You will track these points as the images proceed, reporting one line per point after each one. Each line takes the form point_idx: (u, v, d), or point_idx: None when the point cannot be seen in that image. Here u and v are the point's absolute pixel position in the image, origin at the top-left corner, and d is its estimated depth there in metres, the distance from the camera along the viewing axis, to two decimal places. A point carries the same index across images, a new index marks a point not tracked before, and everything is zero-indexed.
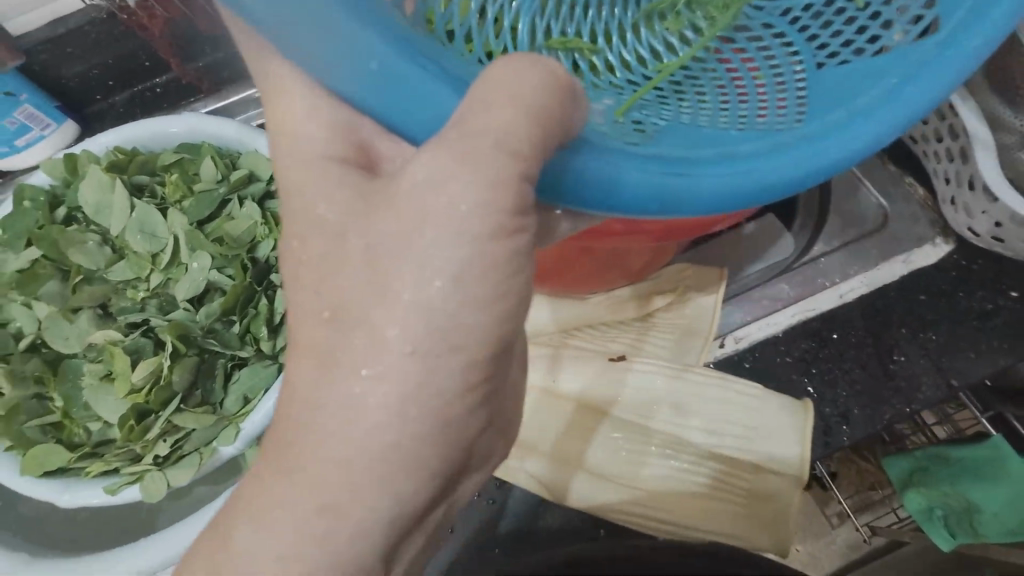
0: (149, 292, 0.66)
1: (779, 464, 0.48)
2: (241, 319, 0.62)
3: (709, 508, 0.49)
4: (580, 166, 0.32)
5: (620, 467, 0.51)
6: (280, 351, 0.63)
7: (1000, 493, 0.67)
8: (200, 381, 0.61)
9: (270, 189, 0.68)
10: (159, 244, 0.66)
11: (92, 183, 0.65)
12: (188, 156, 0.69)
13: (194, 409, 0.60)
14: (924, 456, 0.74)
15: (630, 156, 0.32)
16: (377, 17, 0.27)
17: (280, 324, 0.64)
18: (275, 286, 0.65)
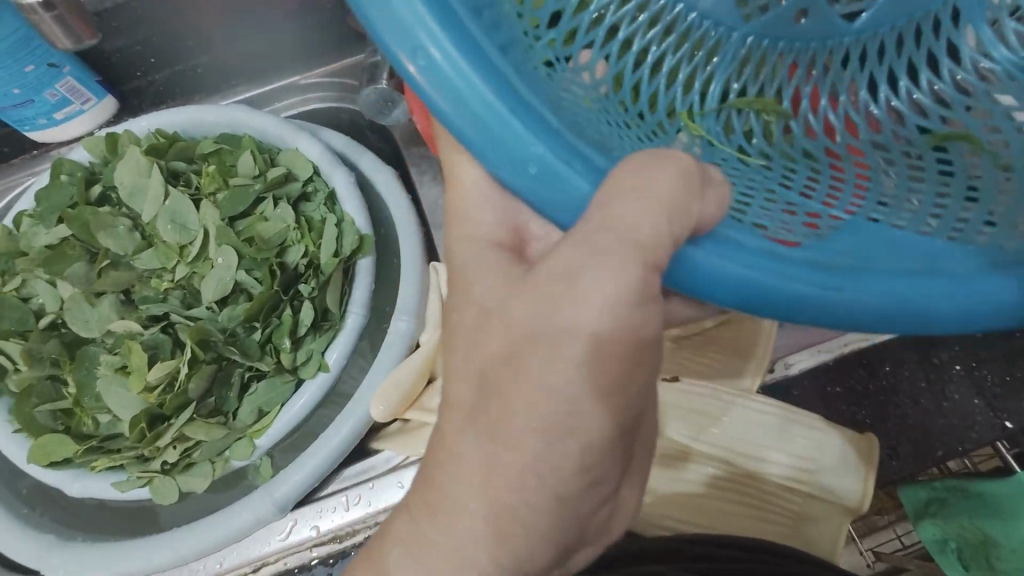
0: (173, 284, 0.64)
1: (836, 495, 0.48)
2: (264, 327, 0.60)
3: (755, 524, 0.49)
4: (707, 260, 0.30)
5: (656, 482, 0.50)
6: (302, 366, 0.60)
7: (1017, 532, 0.69)
8: (214, 389, 0.59)
9: (306, 191, 0.67)
10: (189, 236, 0.64)
11: (131, 165, 0.64)
12: (227, 146, 0.68)
13: (206, 419, 0.58)
14: (942, 487, 0.72)
15: (776, 258, 0.30)
16: (538, 118, 0.28)
17: (303, 336, 0.61)
18: (302, 296, 0.62)
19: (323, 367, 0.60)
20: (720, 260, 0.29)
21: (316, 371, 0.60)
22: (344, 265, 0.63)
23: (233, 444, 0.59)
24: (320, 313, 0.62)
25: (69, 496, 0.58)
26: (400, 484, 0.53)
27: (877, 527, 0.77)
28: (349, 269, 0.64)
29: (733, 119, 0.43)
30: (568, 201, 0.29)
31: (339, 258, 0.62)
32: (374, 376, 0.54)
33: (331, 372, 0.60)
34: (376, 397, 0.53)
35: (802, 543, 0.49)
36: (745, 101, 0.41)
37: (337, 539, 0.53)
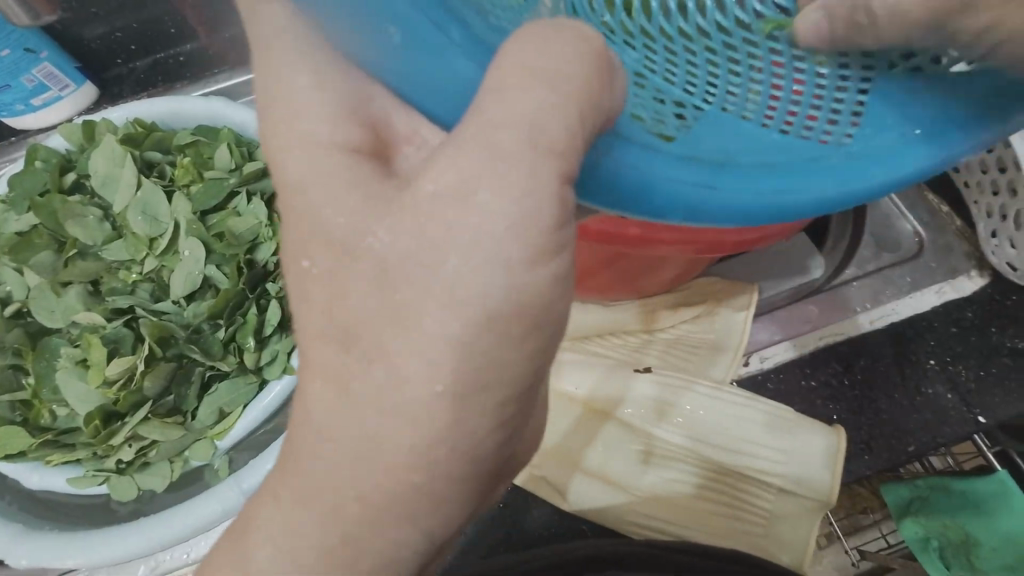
0: (142, 276, 0.64)
1: (809, 489, 0.47)
2: (227, 325, 0.60)
3: (727, 523, 0.49)
4: (612, 165, 0.30)
5: (633, 477, 0.50)
6: (266, 366, 0.60)
7: (1000, 529, 0.69)
8: (173, 388, 0.59)
9: None
10: (160, 228, 0.64)
11: (104, 154, 0.64)
12: (204, 139, 0.67)
13: (162, 418, 0.58)
14: (925, 486, 0.73)
15: (657, 157, 0.31)
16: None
17: (270, 336, 0.61)
18: (269, 295, 0.63)
19: (289, 370, 0.59)
20: (611, 159, 0.30)
21: (281, 373, 0.60)
22: None
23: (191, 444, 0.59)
24: (287, 314, 0.63)
25: (29, 488, 0.58)
26: None
27: (861, 526, 0.77)
28: None
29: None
30: (450, 87, 0.29)
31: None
32: None
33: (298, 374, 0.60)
34: None
35: (770, 542, 0.48)
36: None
37: None
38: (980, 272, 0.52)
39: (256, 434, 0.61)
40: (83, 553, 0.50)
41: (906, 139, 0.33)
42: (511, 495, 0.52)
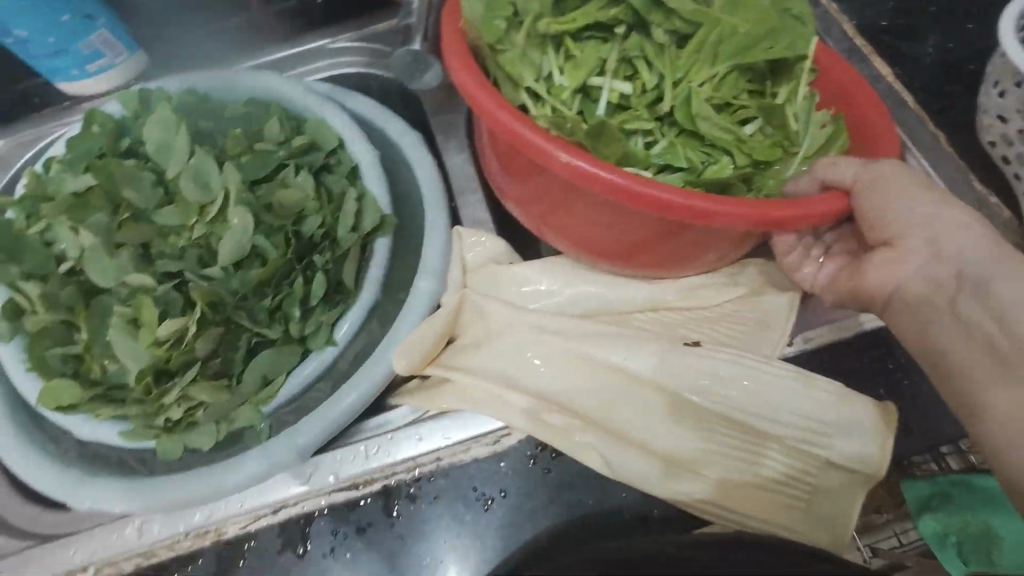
0: (190, 242, 0.63)
1: (857, 462, 0.48)
2: (275, 293, 0.59)
3: (773, 504, 0.48)
4: None
5: (689, 451, 0.49)
6: (311, 335, 0.60)
7: (1013, 523, 0.73)
8: (221, 350, 0.58)
9: (329, 162, 0.67)
10: (211, 195, 0.63)
11: (159, 121, 0.65)
12: (256, 112, 0.68)
13: (210, 379, 0.58)
14: (946, 482, 0.75)
15: None
16: None
17: (314, 307, 0.61)
18: (316, 266, 0.62)
19: (332, 342, 0.61)
20: None
21: (327, 342, 0.60)
22: (361, 241, 0.63)
23: (237, 409, 0.57)
24: (333, 284, 0.62)
25: (79, 439, 0.58)
26: (418, 437, 0.52)
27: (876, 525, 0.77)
28: (365, 246, 0.65)
29: None
30: None
31: (358, 233, 0.62)
32: (400, 332, 0.55)
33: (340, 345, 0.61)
34: (400, 350, 0.54)
35: (809, 525, 0.48)
36: None
37: (355, 486, 0.51)
38: None
39: (297, 401, 0.61)
40: (142, 495, 0.52)
41: None
42: (556, 463, 0.50)
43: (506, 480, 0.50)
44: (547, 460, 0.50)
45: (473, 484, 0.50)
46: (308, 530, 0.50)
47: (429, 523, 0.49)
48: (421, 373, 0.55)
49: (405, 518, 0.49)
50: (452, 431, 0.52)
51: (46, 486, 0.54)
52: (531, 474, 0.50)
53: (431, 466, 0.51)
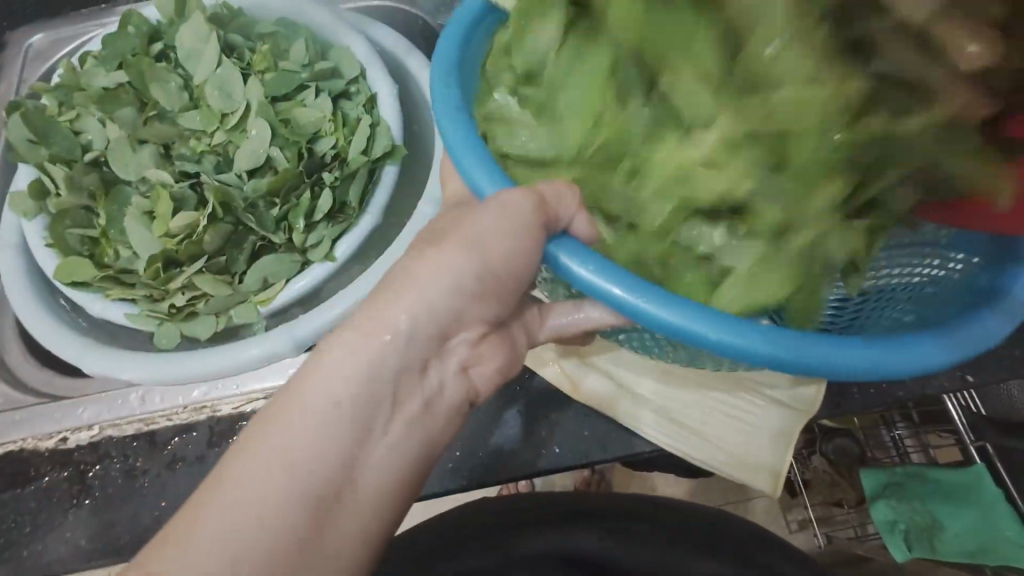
0: (209, 147, 0.64)
1: (791, 400, 0.51)
2: (282, 203, 0.59)
3: (714, 439, 0.51)
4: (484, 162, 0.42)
5: (642, 382, 0.53)
6: (312, 248, 0.60)
7: (962, 518, 0.77)
8: (227, 249, 0.59)
9: (349, 89, 0.67)
10: (232, 105, 0.65)
11: (191, 29, 0.67)
12: (283, 32, 0.70)
13: (215, 275, 0.59)
14: (904, 474, 0.83)
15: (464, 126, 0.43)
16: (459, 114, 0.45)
17: (318, 223, 0.60)
18: (324, 184, 0.61)
19: (332, 258, 0.60)
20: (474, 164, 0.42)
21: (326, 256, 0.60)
22: (370, 167, 0.62)
23: (236, 306, 0.60)
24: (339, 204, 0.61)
25: (91, 315, 0.63)
26: None
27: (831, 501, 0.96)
28: (374, 173, 0.63)
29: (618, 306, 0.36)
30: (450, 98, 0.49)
31: (367, 157, 0.61)
32: (396, 246, 0.58)
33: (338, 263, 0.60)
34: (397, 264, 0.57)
35: (747, 471, 0.50)
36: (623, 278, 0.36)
37: None
38: None
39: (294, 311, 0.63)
40: (145, 369, 0.56)
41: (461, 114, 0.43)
42: (527, 379, 0.54)
43: (479, 391, 0.54)
44: (519, 376, 0.55)
45: None
46: None
47: None
48: None
49: None
50: None
51: (63, 347, 0.58)
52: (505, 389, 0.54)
53: None
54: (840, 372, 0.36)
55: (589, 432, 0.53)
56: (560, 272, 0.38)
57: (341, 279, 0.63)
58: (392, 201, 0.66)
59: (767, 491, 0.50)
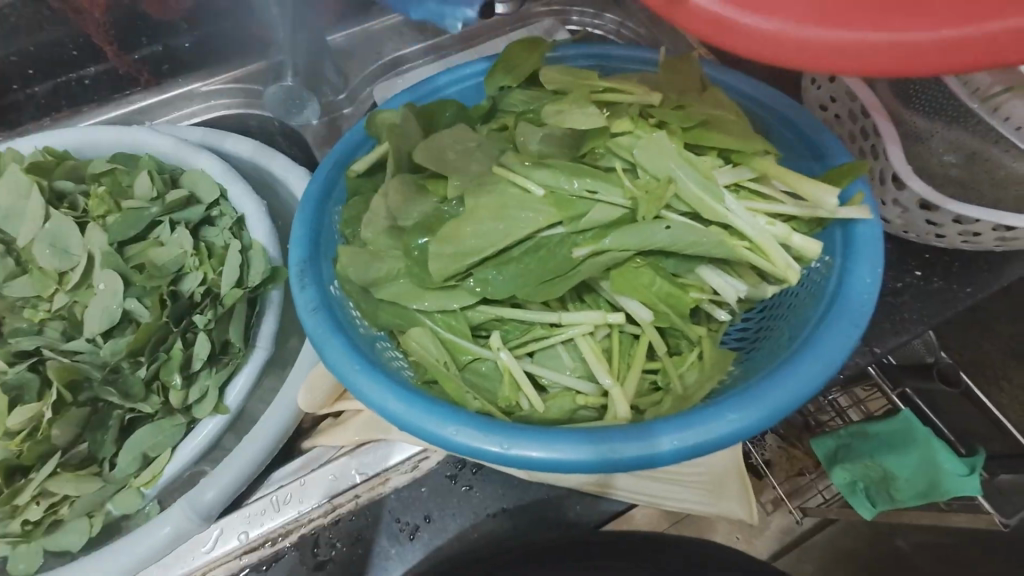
0: (51, 314, 0.58)
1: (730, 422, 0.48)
2: (149, 363, 0.52)
3: (669, 481, 0.48)
4: (361, 369, 0.39)
5: None
6: (195, 405, 0.53)
7: (907, 463, 0.82)
8: (87, 434, 0.51)
9: (210, 214, 0.61)
10: (71, 261, 0.58)
11: (6, 186, 0.58)
12: (123, 166, 0.62)
13: (77, 470, 0.50)
14: (847, 433, 0.86)
15: (338, 347, 0.40)
16: (326, 301, 0.43)
17: (198, 371, 0.53)
18: (197, 328, 0.55)
19: (219, 410, 0.53)
20: (362, 382, 0.39)
21: (213, 410, 0.53)
22: (250, 296, 0.57)
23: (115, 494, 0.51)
24: (218, 346, 0.55)
25: None
26: (332, 478, 0.50)
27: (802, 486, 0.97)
28: (255, 301, 0.57)
29: (574, 471, 0.36)
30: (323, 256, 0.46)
31: (243, 287, 0.56)
32: (300, 366, 0.51)
33: (230, 413, 0.54)
34: (304, 386, 0.50)
35: (712, 501, 0.48)
36: (561, 446, 0.36)
37: (269, 543, 0.48)
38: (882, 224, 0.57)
39: (191, 475, 0.54)
40: None
41: (330, 325, 0.41)
42: (477, 477, 0.50)
43: (426, 505, 0.49)
44: (468, 475, 0.50)
45: (395, 515, 0.49)
46: None
47: (358, 560, 0.48)
48: (333, 408, 0.52)
49: (331, 564, 0.48)
50: (371, 464, 0.50)
51: None
52: (452, 493, 0.50)
53: (348, 506, 0.49)
54: (716, 442, 0.35)
55: (559, 516, 0.51)
56: (429, 440, 0.37)
57: (239, 425, 0.56)
58: (286, 321, 0.61)
59: (741, 517, 0.47)
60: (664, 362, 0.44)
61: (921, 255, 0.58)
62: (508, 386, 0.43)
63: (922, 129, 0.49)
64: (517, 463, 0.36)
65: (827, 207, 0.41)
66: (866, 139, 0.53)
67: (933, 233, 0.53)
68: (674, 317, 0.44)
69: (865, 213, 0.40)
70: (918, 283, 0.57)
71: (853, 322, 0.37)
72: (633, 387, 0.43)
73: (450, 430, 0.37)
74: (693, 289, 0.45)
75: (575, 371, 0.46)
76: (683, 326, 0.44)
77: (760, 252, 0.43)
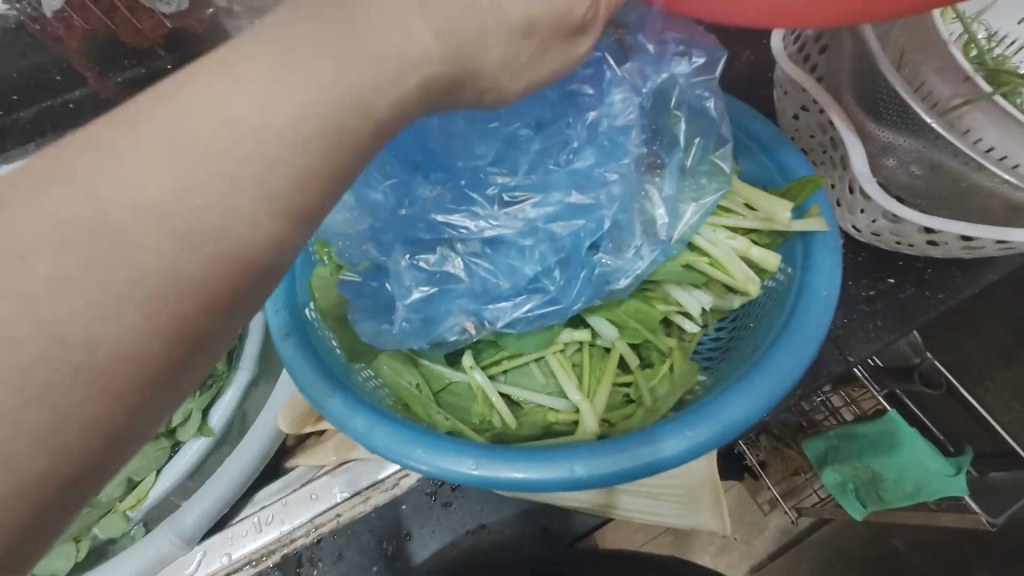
0: None
1: None
2: None
3: (648, 497, 0.49)
4: (329, 392, 0.40)
5: None
6: (178, 428, 0.54)
7: (895, 463, 0.81)
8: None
9: None
10: None
11: None
12: None
13: None
14: (834, 435, 0.87)
15: (309, 372, 0.41)
16: (300, 326, 0.43)
17: None
18: None
19: (203, 433, 0.54)
20: (332, 406, 0.39)
21: (196, 433, 0.54)
22: None
23: (100, 520, 0.52)
24: None
25: None
26: (314, 497, 0.50)
27: (799, 486, 1.02)
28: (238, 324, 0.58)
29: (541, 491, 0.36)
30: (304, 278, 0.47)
31: None
32: (281, 388, 0.52)
33: (214, 435, 0.55)
34: (285, 409, 0.51)
35: (686, 514, 0.49)
36: (526, 468, 0.35)
37: (252, 563, 0.49)
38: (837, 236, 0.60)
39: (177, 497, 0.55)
40: None
41: (303, 349, 0.42)
42: (456, 493, 0.50)
43: (406, 522, 0.50)
44: (446, 492, 0.50)
45: (376, 534, 0.50)
46: None
47: None
48: (316, 428, 0.52)
49: None
50: (350, 483, 0.51)
51: None
52: (430, 509, 0.50)
53: (329, 525, 0.50)
54: (676, 457, 0.35)
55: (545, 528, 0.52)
56: (399, 463, 0.38)
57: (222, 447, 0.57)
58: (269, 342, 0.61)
59: (713, 530, 0.47)
60: (635, 374, 0.45)
61: (895, 262, 0.58)
62: (480, 403, 0.44)
63: (884, 142, 0.51)
64: (485, 485, 0.36)
65: (781, 221, 0.42)
66: (835, 151, 0.54)
67: (902, 241, 0.53)
68: (643, 331, 0.44)
69: (821, 225, 0.41)
70: (891, 290, 0.57)
71: (809, 333, 0.37)
72: (603, 402, 0.44)
73: (419, 452, 0.37)
74: (660, 302, 0.45)
75: (547, 387, 0.46)
76: (654, 340, 0.44)
77: (720, 268, 0.44)
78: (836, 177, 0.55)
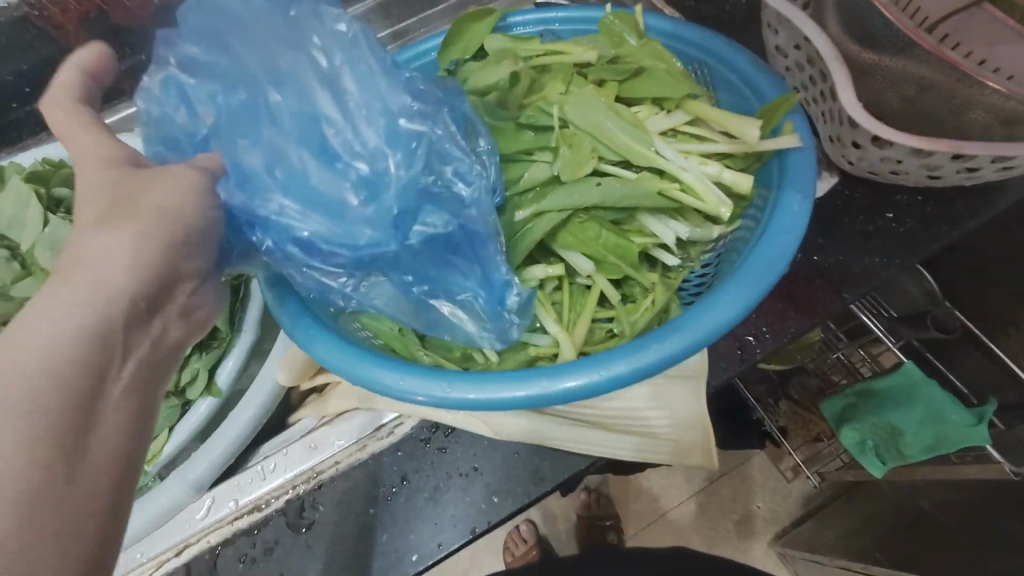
0: None
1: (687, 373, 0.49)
2: None
3: (643, 439, 0.49)
4: (316, 331, 0.41)
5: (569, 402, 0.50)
6: (187, 387, 0.56)
7: (913, 416, 0.79)
8: None
9: None
10: None
11: (9, 196, 0.61)
12: None
13: None
14: (853, 392, 0.85)
15: (296, 313, 0.42)
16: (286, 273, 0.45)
17: (188, 356, 0.57)
18: None
19: (211, 393, 0.57)
20: (319, 343, 0.41)
21: (204, 391, 0.56)
22: (232, 284, 0.59)
23: None
24: (205, 333, 0.58)
25: None
26: (315, 447, 0.53)
27: (822, 454, 0.99)
28: (239, 289, 0.60)
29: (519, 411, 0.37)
30: None
31: (226, 276, 0.59)
32: (278, 344, 0.54)
33: (222, 395, 0.57)
34: (281, 364, 0.53)
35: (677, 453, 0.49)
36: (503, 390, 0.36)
37: (259, 508, 0.51)
38: (831, 173, 0.58)
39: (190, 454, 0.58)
40: None
41: (289, 293, 0.43)
42: (452, 439, 0.52)
43: (404, 468, 0.51)
44: (441, 439, 0.52)
45: (374, 480, 0.51)
46: (216, 562, 0.50)
47: (340, 525, 0.50)
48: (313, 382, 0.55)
49: (316, 526, 0.50)
50: (348, 432, 0.53)
51: None
52: (427, 456, 0.52)
53: (330, 473, 0.52)
54: (645, 370, 0.35)
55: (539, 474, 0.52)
56: (383, 393, 0.39)
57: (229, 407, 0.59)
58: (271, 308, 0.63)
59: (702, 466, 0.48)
60: (616, 309, 0.45)
61: (895, 197, 0.56)
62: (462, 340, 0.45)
63: (865, 67, 0.49)
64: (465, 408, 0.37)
65: (750, 139, 0.42)
66: (823, 83, 0.52)
67: (894, 169, 0.52)
68: (623, 267, 0.44)
69: (794, 141, 0.40)
70: (890, 226, 0.55)
71: (781, 250, 0.37)
72: (582, 333, 0.44)
73: (401, 379, 0.38)
74: (638, 235, 0.45)
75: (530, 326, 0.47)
76: (635, 274, 0.44)
77: (690, 192, 0.43)
78: (827, 110, 0.53)
